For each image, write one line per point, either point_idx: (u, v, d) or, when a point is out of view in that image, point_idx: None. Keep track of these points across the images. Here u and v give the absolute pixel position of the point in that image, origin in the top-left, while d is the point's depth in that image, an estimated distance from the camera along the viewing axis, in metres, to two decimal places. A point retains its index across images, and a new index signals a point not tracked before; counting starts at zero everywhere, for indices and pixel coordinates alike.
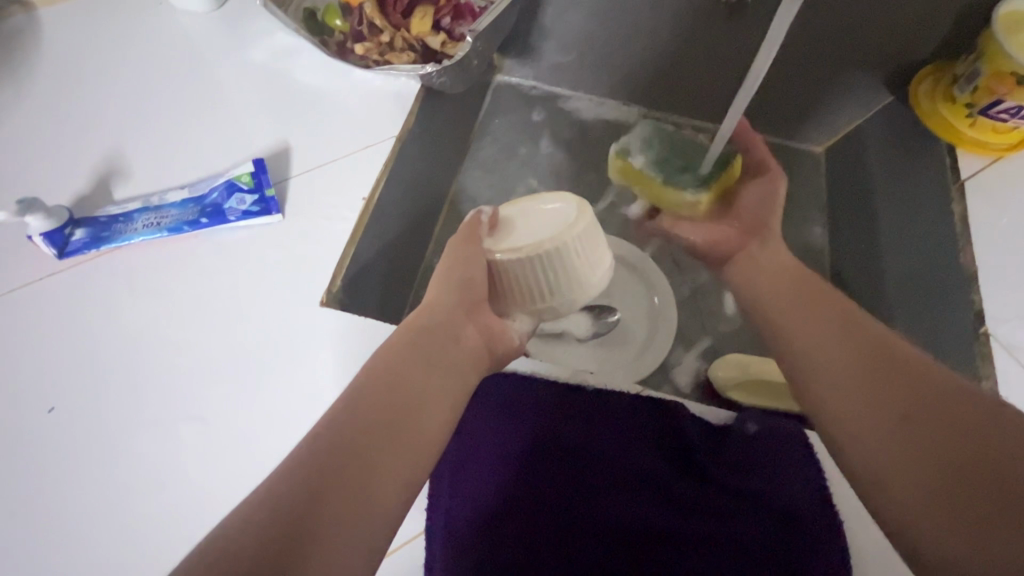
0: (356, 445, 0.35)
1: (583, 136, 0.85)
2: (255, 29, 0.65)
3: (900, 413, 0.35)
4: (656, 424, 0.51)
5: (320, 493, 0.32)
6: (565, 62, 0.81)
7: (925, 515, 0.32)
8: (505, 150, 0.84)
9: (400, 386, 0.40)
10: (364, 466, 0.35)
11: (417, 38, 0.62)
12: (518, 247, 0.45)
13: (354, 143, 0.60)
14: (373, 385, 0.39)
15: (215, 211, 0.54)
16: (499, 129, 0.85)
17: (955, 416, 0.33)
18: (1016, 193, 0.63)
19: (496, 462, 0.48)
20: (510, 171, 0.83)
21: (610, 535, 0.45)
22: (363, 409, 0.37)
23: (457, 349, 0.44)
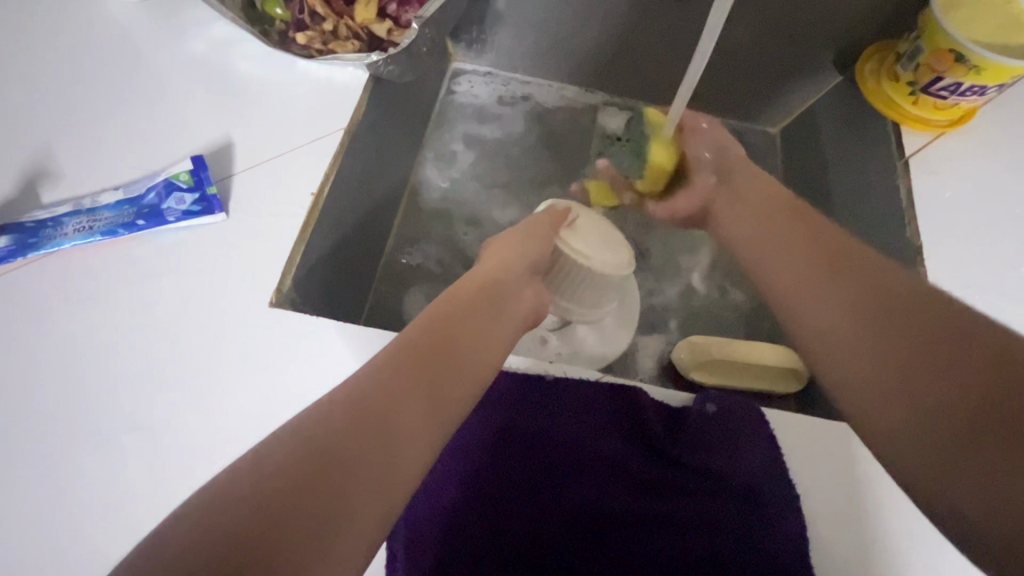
0: (359, 409, 0.33)
1: (541, 122, 0.84)
2: (190, 18, 0.62)
3: (910, 354, 0.35)
4: (616, 408, 0.50)
5: (324, 460, 0.30)
6: (520, 48, 0.80)
7: (944, 462, 0.31)
8: (463, 139, 0.82)
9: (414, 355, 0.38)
10: (366, 434, 0.32)
11: (361, 26, 0.60)
12: (580, 246, 0.56)
13: (300, 136, 0.58)
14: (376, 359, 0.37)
15: (152, 212, 0.52)
16: (455, 116, 0.83)
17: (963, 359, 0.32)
18: (954, 168, 0.65)
19: (461, 454, 0.47)
20: (469, 161, 0.81)
21: (578, 517, 0.45)
22: (365, 377, 0.35)
23: (475, 325, 0.44)
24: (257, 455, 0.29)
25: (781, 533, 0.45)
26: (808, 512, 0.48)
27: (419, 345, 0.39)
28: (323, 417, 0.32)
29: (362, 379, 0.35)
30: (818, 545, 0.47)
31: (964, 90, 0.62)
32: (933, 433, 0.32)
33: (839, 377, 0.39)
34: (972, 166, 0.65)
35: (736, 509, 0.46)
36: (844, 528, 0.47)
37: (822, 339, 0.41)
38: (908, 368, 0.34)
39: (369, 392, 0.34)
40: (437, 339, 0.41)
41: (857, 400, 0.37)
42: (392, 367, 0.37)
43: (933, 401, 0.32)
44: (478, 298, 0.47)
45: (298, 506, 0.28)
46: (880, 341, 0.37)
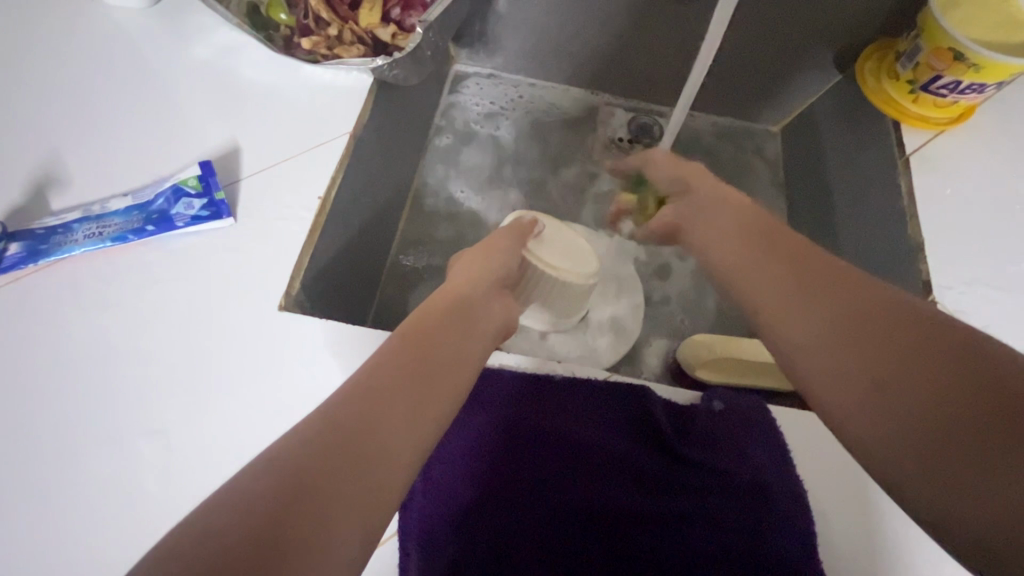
0: (340, 432, 0.33)
1: (543, 124, 0.85)
2: (195, 24, 0.63)
3: (887, 369, 0.33)
4: (623, 407, 0.51)
5: (305, 488, 0.30)
6: (522, 50, 0.81)
7: (932, 484, 0.30)
8: (466, 142, 0.83)
9: (391, 373, 0.38)
10: (347, 459, 0.32)
11: (366, 31, 0.61)
12: (543, 256, 0.59)
13: (306, 140, 0.58)
14: (359, 377, 0.37)
15: (161, 217, 0.52)
16: (458, 118, 0.84)
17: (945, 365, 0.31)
18: (956, 165, 0.66)
19: (469, 455, 0.48)
20: (471, 164, 0.82)
21: (585, 516, 0.46)
22: (345, 398, 0.35)
23: (448, 339, 0.43)
24: (238, 489, 0.30)
25: (789, 530, 0.45)
26: (817, 508, 0.48)
27: (398, 361, 0.39)
28: (304, 443, 0.32)
29: (342, 401, 0.35)
30: (826, 542, 0.47)
31: (964, 89, 0.62)
32: (915, 453, 0.31)
33: (811, 385, 0.37)
34: (973, 164, 0.66)
35: (743, 506, 0.46)
36: (853, 524, 0.48)
37: (790, 346, 0.39)
38: (885, 384, 0.33)
39: (348, 415, 0.34)
40: (414, 357, 0.40)
41: (832, 410, 0.35)
42: (371, 387, 0.36)
43: (917, 418, 0.31)
44: (450, 312, 0.46)
45: (279, 542, 0.28)
46: (852, 354, 0.35)
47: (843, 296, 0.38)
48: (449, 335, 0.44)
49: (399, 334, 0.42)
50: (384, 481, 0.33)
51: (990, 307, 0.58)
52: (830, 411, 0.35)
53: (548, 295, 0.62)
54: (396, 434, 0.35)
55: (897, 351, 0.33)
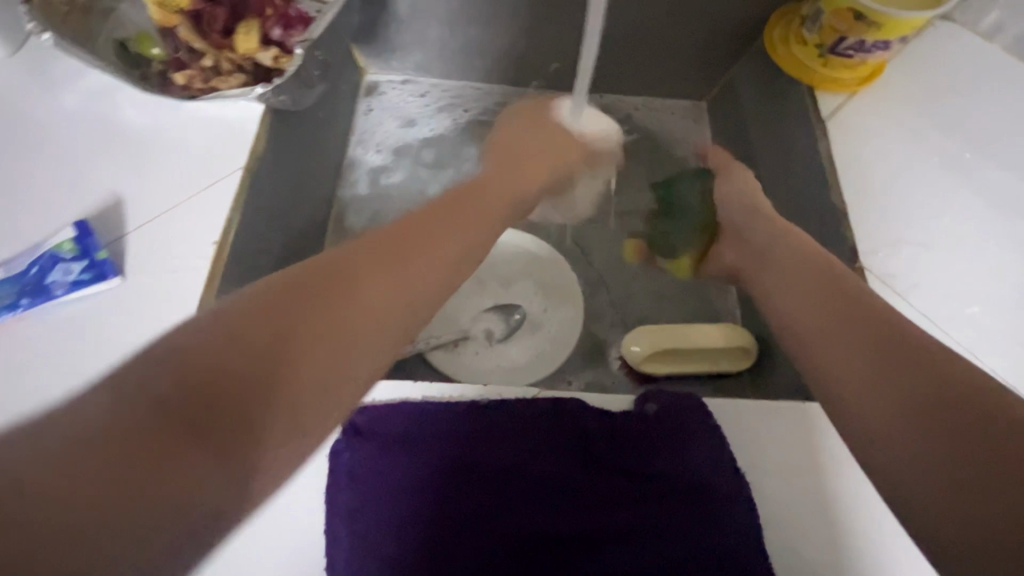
0: (240, 376, 0.28)
1: (468, 126, 0.81)
2: (62, 69, 0.58)
3: (914, 403, 0.33)
4: (557, 423, 0.48)
5: (188, 426, 0.26)
6: (429, 52, 0.78)
7: (955, 514, 0.29)
8: (386, 151, 0.78)
9: (296, 325, 0.31)
10: (250, 409, 0.28)
11: (245, 58, 0.57)
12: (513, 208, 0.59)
13: (195, 183, 0.54)
14: (258, 312, 0.31)
15: (37, 288, 0.48)
16: (379, 124, 0.79)
17: (955, 400, 0.31)
18: (869, 127, 0.65)
19: (400, 499, 0.44)
20: (394, 173, 0.77)
21: (531, 544, 0.44)
22: (243, 333, 0.29)
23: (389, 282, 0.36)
24: (110, 420, 0.24)
25: (735, 527, 0.45)
26: (764, 501, 0.48)
27: (305, 309, 0.32)
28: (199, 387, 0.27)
29: (234, 342, 0.29)
30: (777, 529, 0.47)
31: (870, 47, 0.62)
32: (927, 464, 0.31)
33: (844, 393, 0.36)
34: (886, 123, 0.66)
35: (689, 507, 0.46)
36: (799, 509, 0.47)
37: (828, 358, 0.39)
38: (915, 409, 0.32)
39: (245, 357, 0.29)
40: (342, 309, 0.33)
41: (838, 401, 0.36)
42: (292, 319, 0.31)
43: (937, 442, 0.31)
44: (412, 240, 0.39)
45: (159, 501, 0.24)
46: (879, 377, 0.35)
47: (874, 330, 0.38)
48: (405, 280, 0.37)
49: (315, 265, 0.35)
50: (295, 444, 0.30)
51: (914, 265, 0.58)
52: (849, 410, 0.35)
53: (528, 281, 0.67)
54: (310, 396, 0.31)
55: (922, 389, 0.33)
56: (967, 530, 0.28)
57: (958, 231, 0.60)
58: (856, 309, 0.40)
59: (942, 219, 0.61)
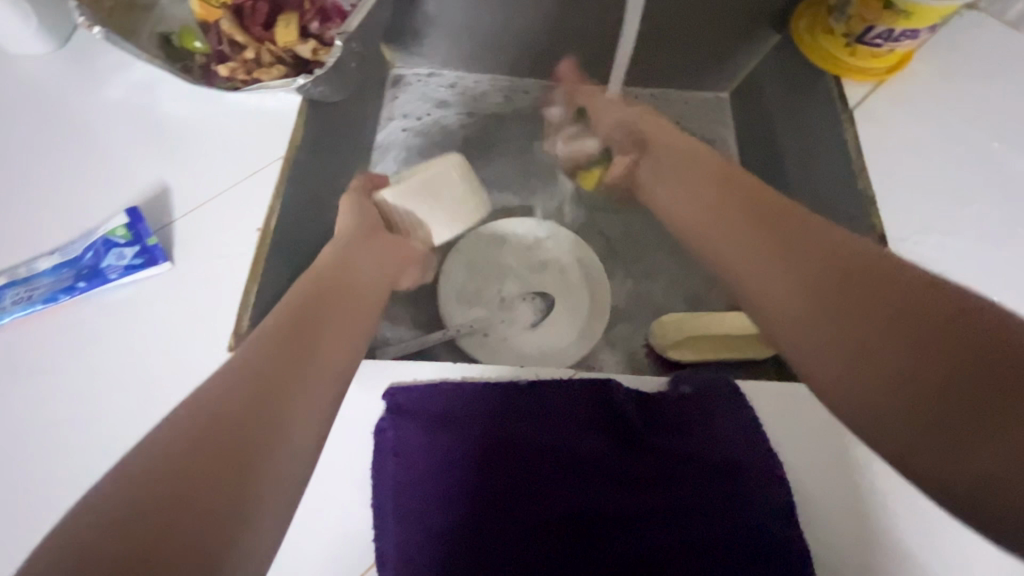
0: (228, 428, 0.32)
1: (490, 120, 0.82)
2: (108, 63, 0.60)
3: (874, 337, 0.34)
4: (592, 404, 0.50)
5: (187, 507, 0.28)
6: (458, 45, 0.79)
7: (946, 443, 0.30)
8: (413, 143, 0.79)
9: (261, 378, 0.35)
10: (246, 447, 0.32)
11: (285, 50, 0.58)
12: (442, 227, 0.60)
13: (238, 171, 0.56)
14: (242, 373, 0.35)
15: (92, 272, 0.50)
16: (406, 113, 0.81)
17: (917, 321, 0.33)
18: (896, 116, 0.66)
19: (441, 476, 0.46)
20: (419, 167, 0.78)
21: (568, 519, 0.45)
22: (223, 399, 0.33)
23: (324, 331, 0.41)
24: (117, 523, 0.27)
25: (768, 505, 0.46)
26: (796, 481, 0.48)
27: (269, 364, 0.36)
28: (191, 448, 0.30)
29: (211, 409, 0.32)
30: (809, 509, 0.48)
31: (897, 37, 0.62)
32: (913, 398, 0.32)
33: (803, 362, 0.38)
34: (912, 112, 0.66)
35: (723, 485, 0.47)
36: (831, 489, 0.48)
37: (779, 319, 0.40)
38: (872, 344, 0.34)
39: (226, 413, 0.32)
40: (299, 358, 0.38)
41: (772, 319, 0.41)
42: (261, 383, 0.35)
43: (915, 369, 0.32)
44: (323, 291, 0.45)
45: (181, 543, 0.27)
46: (829, 327, 0.37)
47: (819, 266, 0.39)
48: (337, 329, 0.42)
49: (270, 328, 0.39)
50: (297, 461, 0.34)
51: (943, 255, 0.59)
52: (815, 378, 0.37)
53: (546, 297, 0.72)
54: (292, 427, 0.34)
55: (881, 318, 0.34)
56: (961, 460, 0.29)
57: (985, 219, 0.61)
58: (790, 261, 0.41)
59: (969, 206, 0.61)
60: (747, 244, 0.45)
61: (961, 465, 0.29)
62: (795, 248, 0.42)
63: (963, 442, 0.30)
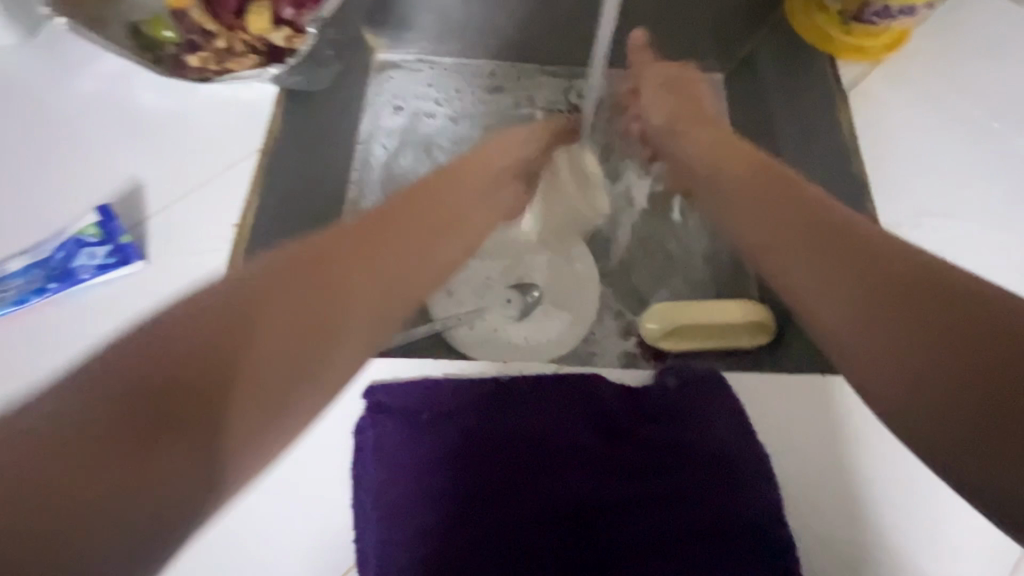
0: (186, 370, 0.28)
1: (489, 95, 0.79)
2: (78, 54, 0.58)
3: (897, 307, 0.32)
4: (577, 397, 0.49)
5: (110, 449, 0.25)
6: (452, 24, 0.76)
7: (954, 427, 0.29)
8: (399, 136, 0.76)
9: (227, 338, 0.30)
10: (198, 404, 0.28)
11: (258, 38, 0.57)
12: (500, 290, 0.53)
13: (212, 166, 0.55)
14: (229, 299, 0.31)
15: (64, 272, 0.49)
16: (397, 87, 0.78)
17: (940, 302, 0.31)
18: (891, 96, 0.64)
19: (423, 474, 0.45)
20: (408, 137, 0.76)
21: (553, 516, 0.45)
22: (193, 326, 0.29)
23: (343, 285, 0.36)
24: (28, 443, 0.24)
25: (756, 498, 0.45)
26: (782, 473, 0.48)
27: (258, 301, 0.32)
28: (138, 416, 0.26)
29: (168, 369, 0.28)
30: (798, 503, 0.47)
31: (894, 14, 0.60)
32: (930, 374, 0.30)
33: (819, 317, 0.36)
34: (908, 91, 0.64)
35: (709, 478, 0.46)
36: (818, 481, 0.48)
37: (800, 274, 0.39)
38: (899, 308, 0.32)
39: (187, 378, 0.28)
40: (302, 337, 0.32)
41: (788, 274, 0.39)
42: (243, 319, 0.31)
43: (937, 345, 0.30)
44: (377, 234, 0.40)
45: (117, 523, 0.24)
46: (851, 290, 0.35)
47: (843, 233, 0.38)
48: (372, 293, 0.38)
49: (292, 256, 0.35)
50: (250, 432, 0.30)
51: (939, 239, 0.57)
52: (832, 336, 0.35)
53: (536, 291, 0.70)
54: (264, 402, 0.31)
55: (901, 293, 0.33)
56: (976, 448, 0.28)
57: (982, 202, 0.59)
58: (816, 224, 0.40)
59: (965, 189, 0.59)
60: (769, 222, 0.43)
61: (976, 451, 0.28)
62: (817, 216, 0.40)
63: (961, 421, 0.29)
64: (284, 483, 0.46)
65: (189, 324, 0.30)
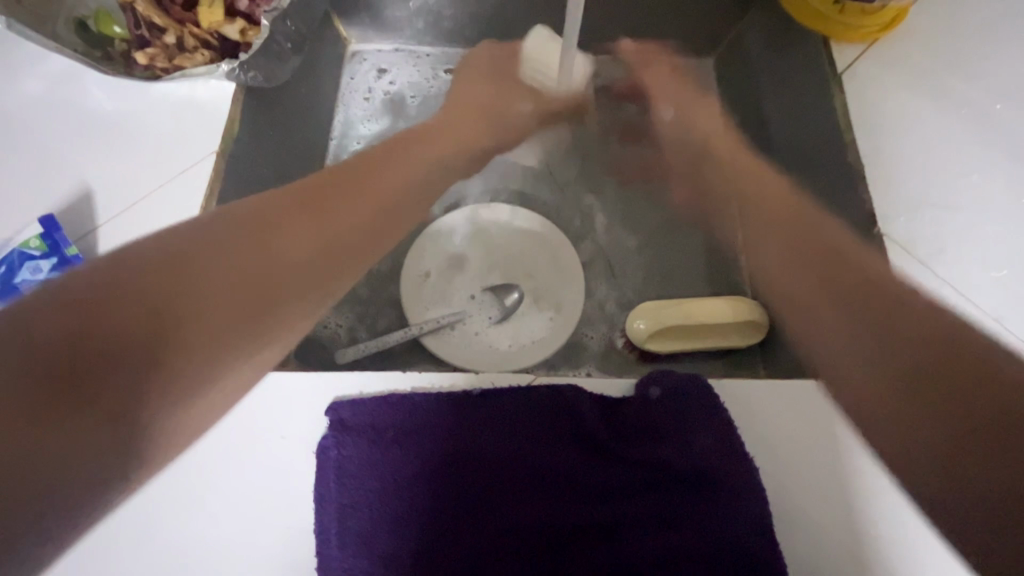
0: (124, 326, 0.30)
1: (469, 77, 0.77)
2: (23, 53, 0.55)
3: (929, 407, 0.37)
4: (554, 413, 0.46)
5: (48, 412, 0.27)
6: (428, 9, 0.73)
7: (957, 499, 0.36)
8: (380, 120, 0.74)
9: (151, 308, 0.30)
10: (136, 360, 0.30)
11: (211, 32, 0.53)
12: None
13: (167, 170, 0.52)
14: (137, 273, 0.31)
15: (7, 288, 0.46)
16: (376, 78, 0.76)
17: (967, 372, 0.37)
18: (891, 77, 0.60)
19: (391, 498, 0.43)
20: (390, 124, 0.74)
21: (528, 540, 0.42)
22: (121, 291, 0.30)
23: (278, 245, 0.37)
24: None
25: (743, 517, 0.43)
26: (772, 483, 0.46)
27: (177, 276, 0.32)
28: (119, 323, 0.30)
29: (138, 292, 0.31)
30: (785, 515, 0.45)
31: None
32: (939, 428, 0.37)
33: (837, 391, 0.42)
34: (908, 70, 0.60)
35: (693, 496, 0.44)
36: (811, 493, 0.45)
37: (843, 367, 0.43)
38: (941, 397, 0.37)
39: (111, 322, 0.29)
40: (251, 303, 0.34)
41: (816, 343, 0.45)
42: (164, 286, 0.31)
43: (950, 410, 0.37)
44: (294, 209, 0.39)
45: (97, 410, 0.28)
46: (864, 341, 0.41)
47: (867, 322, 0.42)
48: (325, 249, 0.39)
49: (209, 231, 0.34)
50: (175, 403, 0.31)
51: (937, 230, 0.54)
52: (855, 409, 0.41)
53: (510, 290, 0.67)
54: (212, 351, 0.32)
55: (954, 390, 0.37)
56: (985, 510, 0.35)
57: (987, 190, 0.55)
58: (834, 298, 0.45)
59: (972, 176, 0.56)
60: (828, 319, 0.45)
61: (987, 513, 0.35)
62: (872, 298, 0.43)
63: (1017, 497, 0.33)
64: (244, 506, 0.44)
65: (122, 269, 0.31)
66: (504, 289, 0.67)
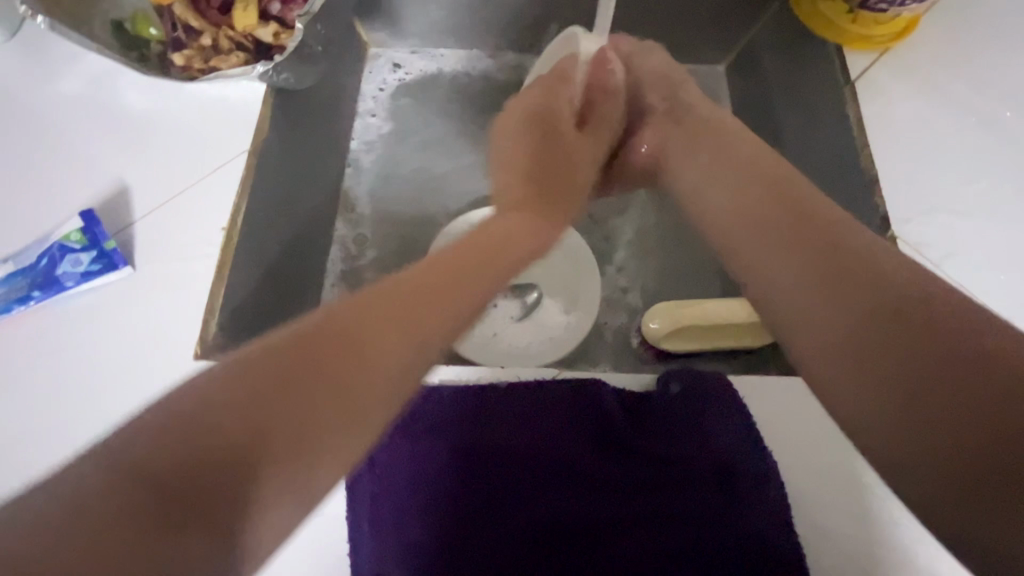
0: (247, 425, 0.29)
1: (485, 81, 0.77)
2: (61, 54, 0.57)
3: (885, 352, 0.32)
4: (576, 408, 0.47)
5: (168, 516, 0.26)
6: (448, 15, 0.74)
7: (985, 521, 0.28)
8: (400, 124, 0.75)
9: (271, 401, 0.30)
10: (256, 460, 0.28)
11: (245, 34, 0.55)
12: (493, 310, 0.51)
13: (200, 167, 0.53)
14: (257, 364, 0.31)
15: (47, 281, 0.47)
16: (392, 83, 0.77)
17: (953, 368, 0.29)
18: (902, 86, 0.62)
19: (418, 489, 0.44)
20: (408, 128, 0.75)
21: (550, 532, 0.43)
22: (242, 388, 0.29)
23: (396, 315, 0.36)
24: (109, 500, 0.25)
25: (761, 511, 0.44)
26: (789, 478, 0.46)
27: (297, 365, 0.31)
28: (224, 435, 0.28)
29: (237, 405, 0.29)
30: (802, 509, 0.45)
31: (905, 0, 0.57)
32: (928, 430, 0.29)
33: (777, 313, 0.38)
34: (919, 79, 0.62)
35: (711, 491, 0.45)
36: (827, 487, 0.46)
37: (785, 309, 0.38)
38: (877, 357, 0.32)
39: (239, 423, 0.28)
40: (371, 390, 0.33)
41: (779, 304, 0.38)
42: (286, 379, 0.31)
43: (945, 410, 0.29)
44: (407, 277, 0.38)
45: (218, 506, 0.27)
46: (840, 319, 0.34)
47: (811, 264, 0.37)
48: (433, 316, 0.38)
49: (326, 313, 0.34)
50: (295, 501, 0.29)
51: (949, 235, 0.55)
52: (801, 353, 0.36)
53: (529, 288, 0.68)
54: (306, 453, 0.30)
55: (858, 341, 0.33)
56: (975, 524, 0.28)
57: (996, 195, 0.57)
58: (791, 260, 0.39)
59: (981, 182, 0.57)
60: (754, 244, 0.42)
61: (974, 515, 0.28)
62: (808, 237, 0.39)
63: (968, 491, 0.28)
64: None
65: (247, 363, 0.31)
66: (523, 287, 0.68)
